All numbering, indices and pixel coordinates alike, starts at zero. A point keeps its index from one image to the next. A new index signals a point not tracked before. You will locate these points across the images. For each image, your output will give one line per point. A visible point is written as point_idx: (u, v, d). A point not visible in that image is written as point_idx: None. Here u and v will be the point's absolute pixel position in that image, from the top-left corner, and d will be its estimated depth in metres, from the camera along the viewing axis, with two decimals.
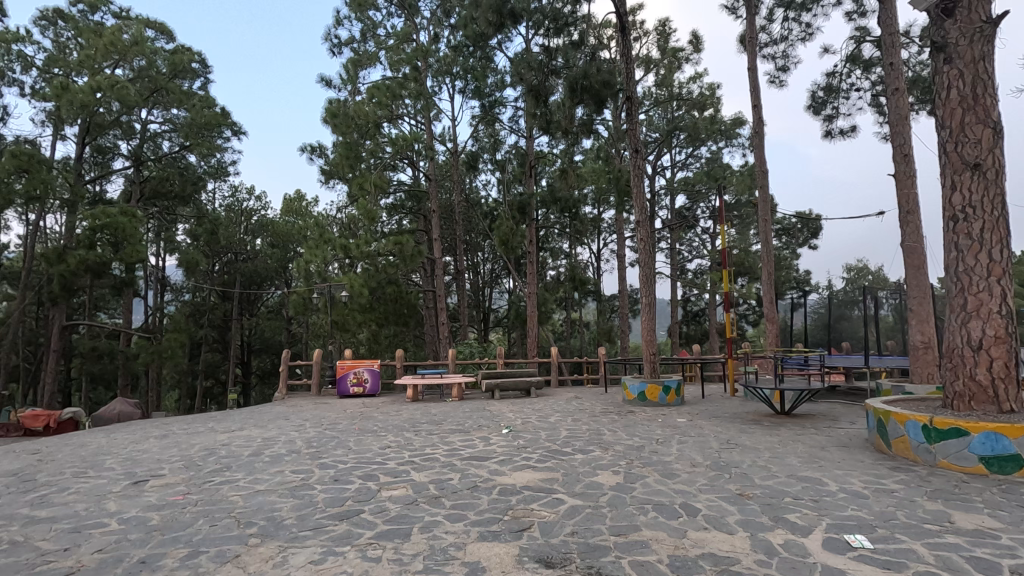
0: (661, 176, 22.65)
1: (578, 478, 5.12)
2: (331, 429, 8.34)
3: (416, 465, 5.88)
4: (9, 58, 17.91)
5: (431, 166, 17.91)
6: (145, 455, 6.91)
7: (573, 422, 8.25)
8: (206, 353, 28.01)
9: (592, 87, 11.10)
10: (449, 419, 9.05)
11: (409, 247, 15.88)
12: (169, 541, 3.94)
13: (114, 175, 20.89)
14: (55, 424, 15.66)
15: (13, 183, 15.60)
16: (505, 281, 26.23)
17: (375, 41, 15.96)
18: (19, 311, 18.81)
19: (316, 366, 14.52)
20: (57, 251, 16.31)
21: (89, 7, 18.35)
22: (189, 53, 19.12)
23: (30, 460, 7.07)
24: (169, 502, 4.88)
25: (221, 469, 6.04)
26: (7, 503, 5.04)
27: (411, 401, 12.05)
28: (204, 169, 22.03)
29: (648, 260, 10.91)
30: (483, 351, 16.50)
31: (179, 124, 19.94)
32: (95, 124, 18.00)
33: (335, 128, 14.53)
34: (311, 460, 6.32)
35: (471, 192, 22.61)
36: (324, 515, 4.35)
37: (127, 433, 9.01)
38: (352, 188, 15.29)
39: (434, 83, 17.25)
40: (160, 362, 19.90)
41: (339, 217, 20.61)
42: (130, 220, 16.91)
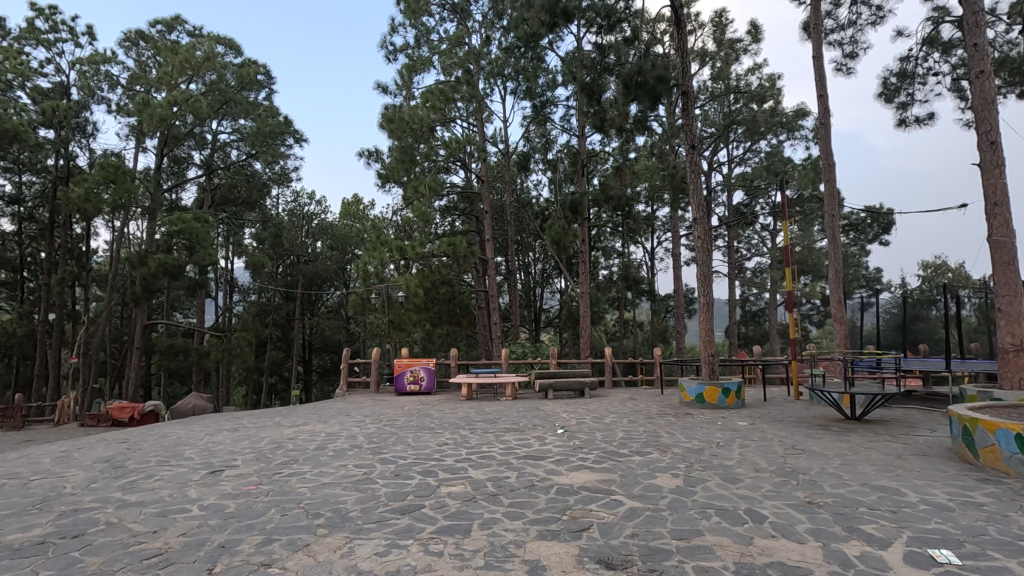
0: (717, 171, 21.93)
1: (636, 480, 5.05)
2: (390, 425, 8.58)
3: (474, 462, 5.97)
4: (98, 78, 19.43)
5: (483, 167, 18.04)
6: (220, 447, 7.34)
7: (629, 424, 8.12)
8: (271, 351, 29.37)
9: (647, 83, 10.87)
10: (503, 417, 9.11)
11: (462, 248, 16.02)
12: (245, 528, 4.16)
13: (189, 184, 22.25)
14: (138, 416, 16.86)
15: (101, 193, 16.89)
16: (557, 280, 26.25)
17: (429, 45, 16.26)
18: (107, 311, 20.33)
19: (374, 364, 14.94)
20: (139, 255, 17.58)
21: (166, 27, 19.68)
22: (255, 65, 20.05)
23: (120, 448, 7.65)
24: (243, 491, 5.17)
25: (289, 461, 6.34)
26: (102, 488, 5.48)
27: (465, 399, 12.24)
28: (269, 176, 23.06)
29: (706, 259, 10.59)
30: (536, 350, 16.52)
31: (246, 134, 21.00)
32: (172, 137, 19.29)
33: (390, 132, 14.99)
34: (373, 455, 6.53)
35: (523, 193, 22.66)
36: (387, 508, 4.48)
37: (203, 425, 9.64)
38: (407, 191, 15.72)
39: (486, 85, 17.36)
40: (229, 359, 21.05)
41: (394, 219, 21.14)
42: (202, 225, 18.01)
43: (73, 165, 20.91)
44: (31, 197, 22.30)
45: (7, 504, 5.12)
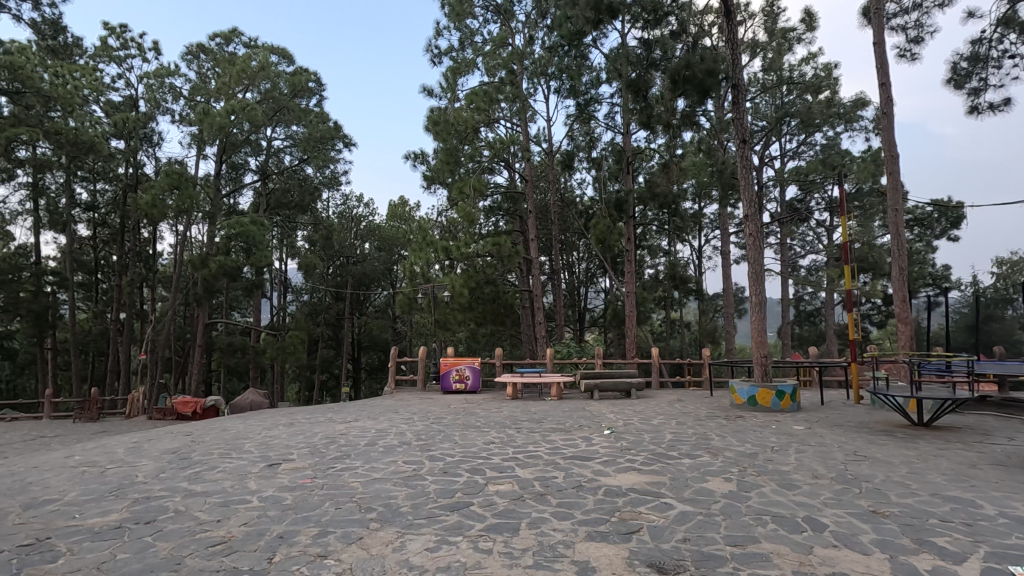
0: (769, 166, 21.18)
1: (687, 483, 4.93)
2: (437, 423, 8.71)
3: (520, 461, 5.98)
4: (163, 90, 20.58)
5: (526, 167, 18.03)
6: (277, 441, 7.65)
7: (678, 426, 7.95)
8: (322, 349, 30.32)
9: (695, 77, 10.60)
10: (549, 417, 9.09)
11: (507, 248, 16.05)
12: (302, 520, 4.31)
13: (246, 189, 23.24)
14: (201, 410, 17.77)
15: (167, 199, 17.90)
16: (602, 279, 26.08)
17: (473, 48, 16.39)
18: (171, 311, 21.50)
19: (421, 363, 15.19)
20: (200, 257, 18.49)
21: (224, 40, 20.64)
22: (306, 72, 20.72)
23: (185, 440, 8.08)
24: (299, 484, 5.36)
25: (341, 456, 6.53)
26: (170, 477, 5.80)
27: (510, 398, 12.29)
28: (320, 179, 23.85)
29: (757, 257, 10.23)
30: (581, 350, 16.38)
31: (298, 140, 21.74)
32: (230, 144, 20.21)
33: (436, 135, 15.25)
34: (422, 452, 6.63)
35: (566, 192, 22.51)
36: (436, 505, 4.55)
37: (261, 420, 10.05)
38: (452, 192, 15.92)
39: (530, 84, 17.35)
40: (284, 357, 21.87)
41: (440, 220, 21.40)
42: (258, 228, 18.80)
43: (142, 173, 22.21)
44: (104, 204, 23.84)
45: (88, 490, 5.49)
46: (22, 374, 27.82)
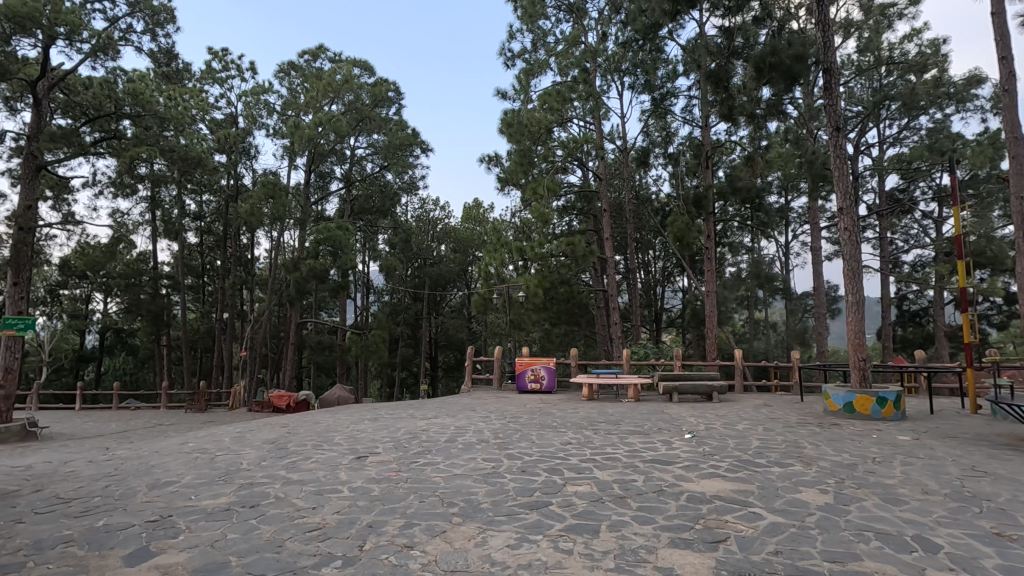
0: (867, 154, 19.59)
1: (777, 493, 4.67)
2: (514, 422, 8.80)
3: (598, 463, 5.92)
4: (259, 107, 22.24)
5: (601, 165, 17.75)
6: (363, 435, 8.05)
7: (765, 432, 7.55)
8: (402, 348, 31.48)
9: (782, 64, 10.02)
10: (626, 419, 8.93)
11: (582, 247, 15.85)
12: (389, 511, 4.52)
13: (332, 196, 24.61)
14: (294, 404, 19.00)
15: (263, 207, 19.32)
16: (680, 278, 25.36)
17: (545, 48, 16.39)
18: (267, 311, 23.13)
19: (497, 363, 15.41)
20: (292, 261, 19.77)
21: (312, 56, 22.00)
22: (386, 82, 21.56)
23: (282, 432, 8.70)
24: (385, 477, 5.61)
25: (423, 452, 6.76)
26: (270, 466, 6.27)
27: (586, 399, 12.19)
28: (399, 185, 24.83)
29: (854, 253, 9.50)
30: (658, 351, 15.92)
31: (379, 147, 22.72)
32: (318, 154, 21.51)
33: (510, 137, 15.40)
34: (499, 450, 6.74)
35: (641, 189, 21.98)
36: (515, 503, 4.61)
37: (348, 414, 10.61)
38: (526, 193, 16.00)
39: (603, 82, 17.09)
40: (367, 355, 22.92)
41: (514, 221, 21.58)
42: (344, 233, 19.88)
43: (241, 184, 24.11)
44: (209, 213, 26.11)
45: (201, 474, 6.05)
46: (143, 368, 31.06)
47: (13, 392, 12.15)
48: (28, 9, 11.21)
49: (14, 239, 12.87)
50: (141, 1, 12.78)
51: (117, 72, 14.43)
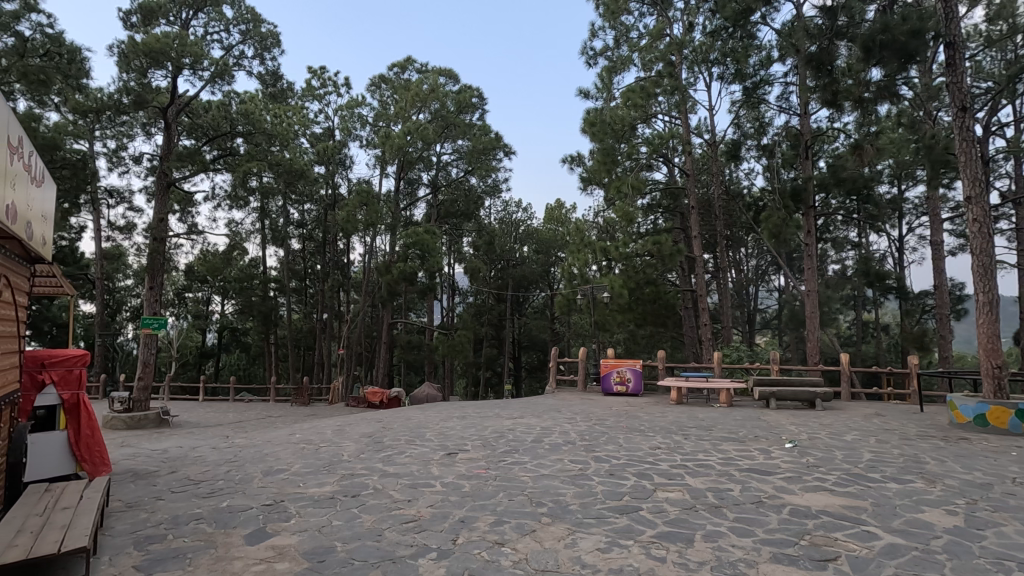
0: (999, 134, 17.36)
1: (895, 512, 4.27)
2: (601, 424, 8.69)
3: (691, 470, 5.70)
4: (353, 120, 23.64)
5: (687, 161, 17.04)
6: (453, 432, 8.30)
7: (879, 444, 6.92)
8: (486, 348, 32.07)
9: (895, 42, 9.14)
10: (719, 425, 8.52)
11: (668, 247, 15.25)
12: (480, 507, 4.64)
13: (420, 202, 25.63)
14: (386, 400, 19.97)
15: (358, 215, 20.47)
16: (775, 277, 24.08)
17: (628, 44, 16.05)
18: (362, 311, 24.45)
19: (581, 364, 15.31)
20: (385, 265, 20.81)
21: (400, 69, 23.05)
22: (470, 89, 22.08)
23: (377, 427, 9.17)
24: (475, 474, 5.76)
25: (511, 451, 6.86)
26: (368, 458, 6.64)
27: (675, 403, 11.82)
28: (483, 188, 25.37)
29: (984, 247, 8.46)
30: (753, 355, 15.03)
31: (463, 152, 23.36)
32: (407, 161, 22.47)
33: (593, 136, 15.25)
34: (586, 452, 6.69)
35: (732, 184, 20.89)
36: (605, 506, 4.56)
37: (438, 411, 11.01)
38: (609, 192, 15.65)
39: (689, 74, 16.42)
40: (453, 355, 23.59)
41: (597, 222, 21.32)
42: (431, 236, 20.58)
43: (337, 193, 25.69)
44: (310, 221, 28.04)
45: (307, 463, 6.52)
46: (254, 364, 33.96)
47: (149, 384, 13.72)
48: (161, 44, 12.68)
49: (150, 248, 14.53)
50: (252, 28, 14.02)
51: (232, 94, 15.86)
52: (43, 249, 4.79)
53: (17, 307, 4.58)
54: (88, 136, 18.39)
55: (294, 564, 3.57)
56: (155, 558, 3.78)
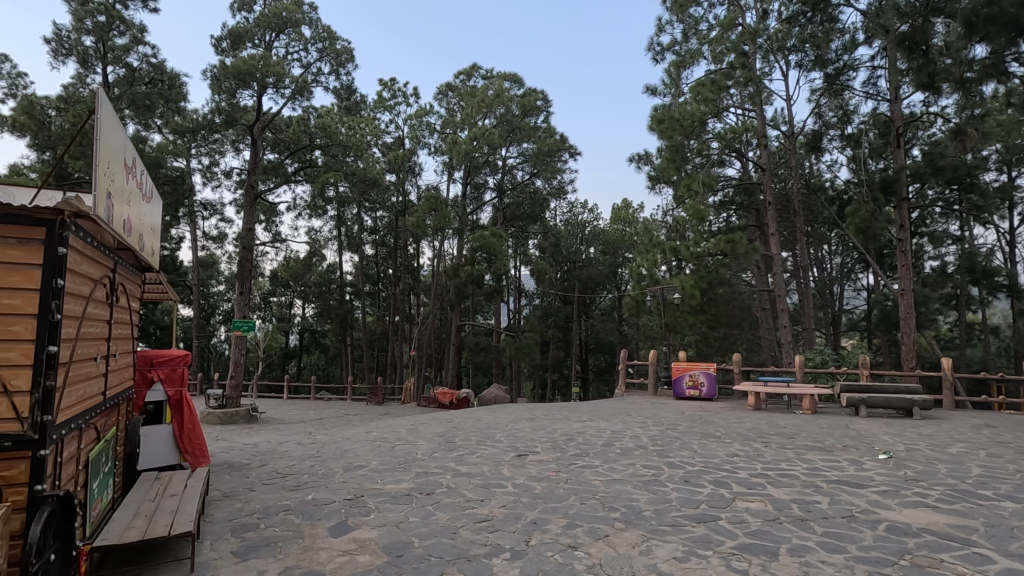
0: None
1: (1011, 534, 3.86)
2: (674, 429, 8.46)
3: (772, 479, 5.42)
4: (422, 128, 24.36)
5: (763, 155, 16.20)
6: (522, 434, 8.36)
7: (990, 458, 6.28)
8: (554, 350, 31.96)
9: (1002, 15, 8.28)
10: (803, 433, 8.04)
11: (743, 245, 14.55)
12: (551, 509, 4.65)
13: (486, 205, 25.96)
14: (456, 400, 20.37)
15: (427, 220, 21.04)
16: (864, 276, 22.40)
17: (698, 37, 15.54)
18: (432, 313, 25.06)
19: (652, 367, 14.96)
20: (453, 268, 21.25)
21: (466, 76, 23.50)
22: (535, 92, 22.11)
23: (449, 426, 9.40)
24: (546, 476, 5.77)
25: (581, 454, 6.82)
26: (442, 457, 6.82)
27: (753, 408, 11.30)
28: (548, 190, 25.36)
29: None
30: (839, 359, 14.07)
31: (529, 155, 23.47)
32: (473, 166, 22.89)
33: (661, 133, 14.88)
34: (659, 457, 6.53)
35: (813, 177, 19.66)
36: (680, 514, 4.43)
37: (507, 413, 11.11)
38: (679, 191, 15.18)
39: (764, 64, 15.65)
40: (521, 356, 23.73)
41: (666, 221, 20.74)
42: (497, 239, 20.78)
43: (407, 200, 26.53)
44: (383, 228, 29.15)
45: (384, 460, 6.80)
46: (333, 364, 35.70)
47: (240, 382, 14.75)
48: (248, 65, 13.62)
49: (240, 256, 15.63)
50: (328, 46, 14.79)
51: (311, 110, 16.74)
52: (151, 258, 5.27)
53: (131, 311, 5.06)
54: (186, 154, 20.05)
55: (375, 558, 3.72)
56: (249, 545, 4.06)
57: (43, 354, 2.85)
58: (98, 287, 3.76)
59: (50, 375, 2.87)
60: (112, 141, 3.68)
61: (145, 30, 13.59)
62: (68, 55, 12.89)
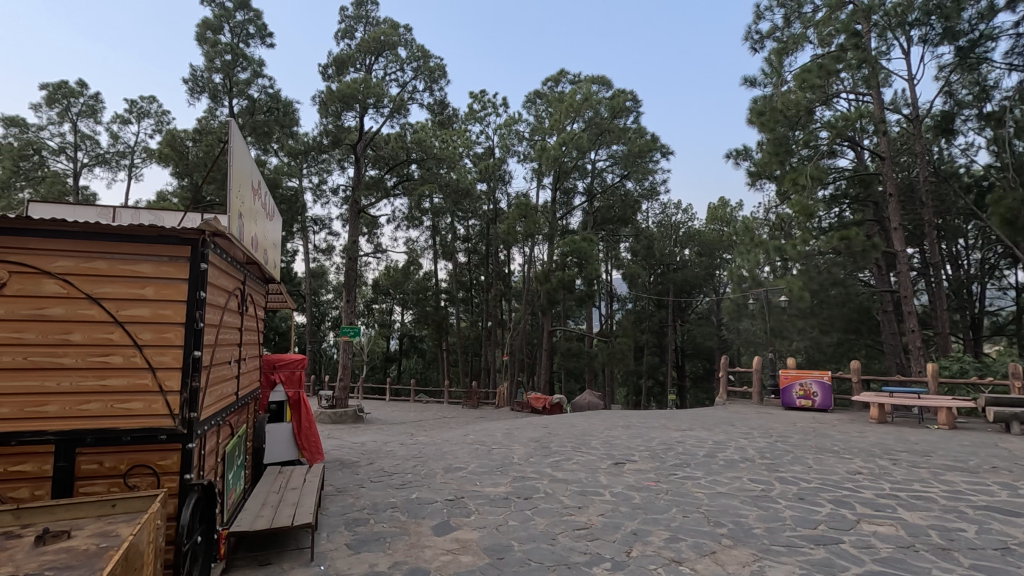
0: None
1: None
2: (784, 442, 7.89)
3: (904, 502, 4.87)
4: (511, 137, 24.77)
5: (882, 142, 14.73)
6: (619, 441, 8.20)
7: None
8: (648, 356, 31.05)
9: None
10: (940, 451, 7.16)
11: (860, 242, 12.82)
12: (652, 521, 4.50)
13: (575, 210, 25.85)
14: (549, 406, 20.36)
15: (517, 227, 21.32)
16: (1011, 273, 19.60)
17: (802, 20, 14.49)
18: (523, 319, 25.29)
19: (756, 375, 14.06)
20: (544, 274, 21.38)
21: (554, 82, 23.61)
22: (624, 93, 21.72)
23: (544, 432, 9.43)
24: (645, 485, 5.61)
25: (681, 464, 6.56)
26: (538, 462, 6.86)
27: (877, 422, 10.24)
28: (639, 192, 24.80)
29: None
30: (982, 367, 12.38)
31: (619, 157, 23.10)
32: (562, 171, 22.93)
33: (761, 126, 14.00)
34: (769, 471, 6.12)
35: (943, 164, 17.57)
36: (795, 534, 4.11)
37: (602, 420, 10.95)
38: (783, 186, 14.19)
39: (880, 43, 14.25)
40: (614, 362, 23.34)
41: (768, 218, 19.47)
42: (588, 244, 20.57)
43: (498, 208, 27.09)
44: (475, 236, 29.93)
45: (482, 463, 6.97)
46: (430, 368, 37.16)
47: (348, 384, 15.79)
48: (350, 89, 14.62)
49: (346, 267, 16.78)
50: (422, 64, 15.53)
51: (407, 127, 17.63)
52: (274, 271, 5.83)
53: (257, 319, 5.60)
54: (299, 175, 21.88)
55: (477, 558, 3.81)
56: (361, 539, 4.32)
57: (189, 358, 3.23)
58: (230, 298, 4.19)
59: (196, 377, 3.24)
60: (242, 168, 4.13)
61: (263, 64, 15.03)
62: (201, 92, 14.58)
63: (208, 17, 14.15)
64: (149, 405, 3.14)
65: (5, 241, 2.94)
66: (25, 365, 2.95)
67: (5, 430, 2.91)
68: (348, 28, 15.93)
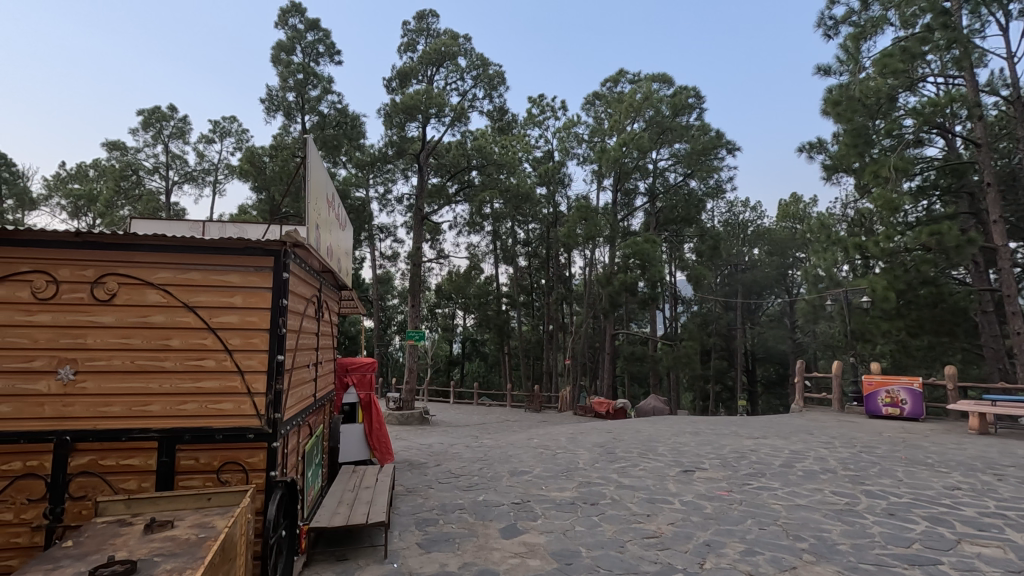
0: None
1: None
2: (870, 453, 7.38)
3: (1013, 522, 4.43)
4: (570, 139, 24.63)
5: (977, 128, 13.51)
6: (687, 448, 7.95)
7: None
8: (716, 360, 29.90)
9: None
10: None
11: (953, 236, 11.86)
12: (726, 532, 4.34)
13: (637, 211, 25.41)
14: (613, 411, 20.04)
15: (578, 229, 21.17)
16: None
17: (882, 1, 13.55)
18: (585, 323, 25.03)
19: (836, 380, 13.22)
20: (606, 276, 21.11)
21: (613, 82, 23.30)
22: (686, 90, 21.15)
23: (609, 437, 9.29)
24: (717, 495, 5.41)
25: (756, 473, 6.28)
26: (604, 468, 6.77)
27: (976, 433, 9.38)
28: (704, 191, 24.04)
29: None
30: None
31: (682, 156, 22.47)
32: (623, 172, 22.59)
33: (837, 117, 13.20)
34: (853, 484, 5.75)
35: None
36: (885, 552, 3.84)
37: (669, 426, 10.64)
38: (863, 179, 13.30)
39: (972, 19, 13.09)
40: (680, 366, 22.63)
41: (846, 215, 18.29)
42: (650, 245, 20.09)
43: (558, 211, 27.04)
44: (535, 239, 29.96)
45: (548, 467, 6.96)
46: (492, 371, 37.51)
47: (414, 387, 16.18)
48: (413, 100, 15.06)
49: (411, 273, 17.23)
50: (481, 72, 15.78)
51: (467, 134, 17.91)
52: (347, 278, 6.10)
53: (332, 324, 5.86)
54: (366, 186, 22.75)
55: (545, 563, 3.81)
56: (432, 539, 4.43)
57: (274, 362, 3.44)
58: (308, 305, 4.42)
59: (279, 380, 3.44)
60: (318, 181, 4.35)
61: (332, 81, 15.79)
62: (276, 111, 15.49)
63: (282, 40, 15.07)
64: (239, 405, 3.37)
65: (114, 255, 3.25)
66: (132, 367, 3.25)
67: (116, 427, 3.21)
68: (410, 41, 16.45)
